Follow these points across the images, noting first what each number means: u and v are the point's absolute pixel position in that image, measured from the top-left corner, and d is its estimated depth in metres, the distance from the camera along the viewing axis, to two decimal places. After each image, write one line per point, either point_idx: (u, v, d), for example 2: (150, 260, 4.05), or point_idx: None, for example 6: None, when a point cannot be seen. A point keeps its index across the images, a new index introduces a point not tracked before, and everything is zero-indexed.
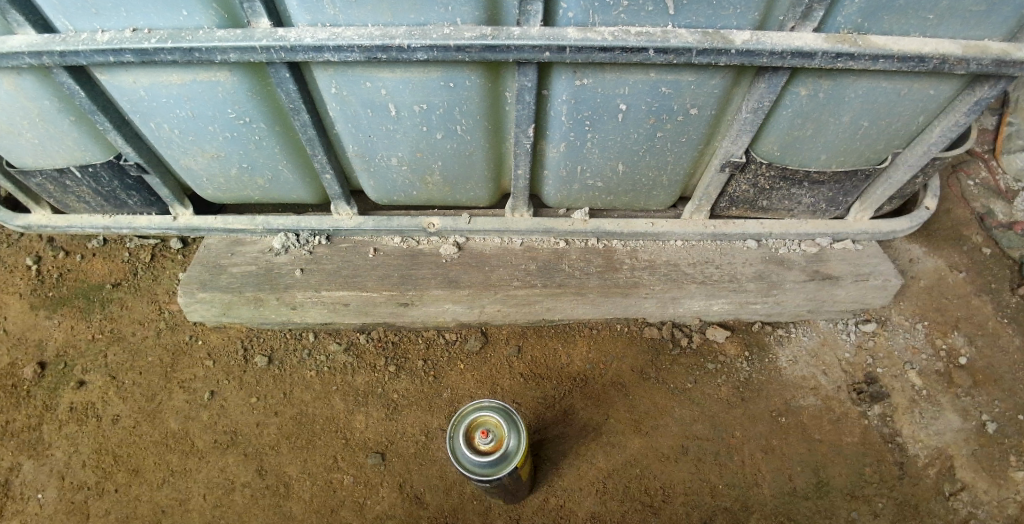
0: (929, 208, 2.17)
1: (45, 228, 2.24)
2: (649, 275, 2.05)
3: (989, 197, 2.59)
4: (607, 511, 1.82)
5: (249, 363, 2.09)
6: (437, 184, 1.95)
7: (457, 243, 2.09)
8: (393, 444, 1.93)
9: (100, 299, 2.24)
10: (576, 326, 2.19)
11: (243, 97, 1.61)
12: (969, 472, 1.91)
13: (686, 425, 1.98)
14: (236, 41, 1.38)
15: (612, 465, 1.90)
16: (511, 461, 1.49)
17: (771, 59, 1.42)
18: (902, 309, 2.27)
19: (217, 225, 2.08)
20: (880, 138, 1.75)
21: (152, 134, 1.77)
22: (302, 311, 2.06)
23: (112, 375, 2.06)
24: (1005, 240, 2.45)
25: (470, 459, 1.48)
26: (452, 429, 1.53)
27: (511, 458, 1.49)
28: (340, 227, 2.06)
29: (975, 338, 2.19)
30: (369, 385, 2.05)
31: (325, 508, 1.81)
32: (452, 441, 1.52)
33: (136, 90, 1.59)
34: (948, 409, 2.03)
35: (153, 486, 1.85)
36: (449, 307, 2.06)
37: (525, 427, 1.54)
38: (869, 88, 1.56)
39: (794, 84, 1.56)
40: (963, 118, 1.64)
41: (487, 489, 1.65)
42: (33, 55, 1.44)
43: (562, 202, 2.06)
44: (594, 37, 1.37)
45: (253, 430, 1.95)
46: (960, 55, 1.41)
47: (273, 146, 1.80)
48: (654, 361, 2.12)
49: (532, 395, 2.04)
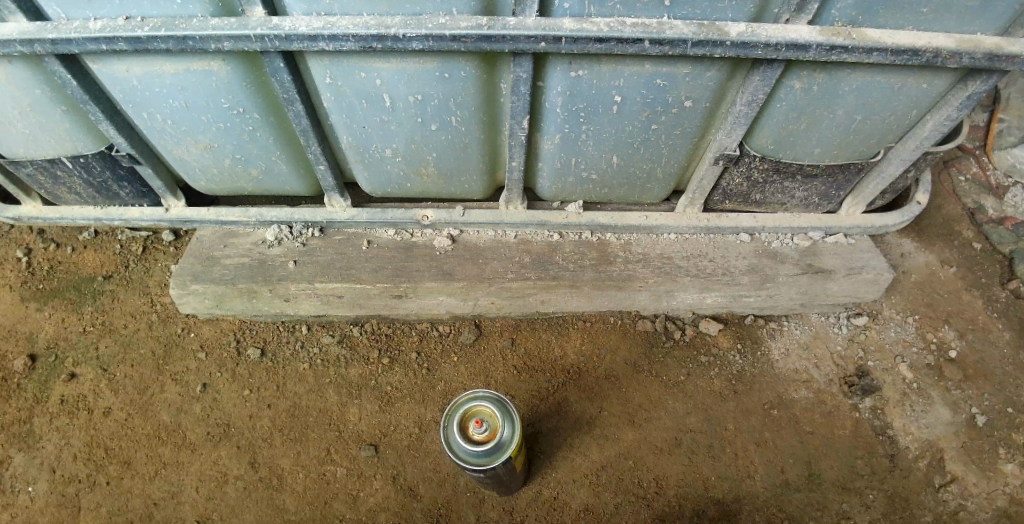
0: (921, 203, 2.20)
1: (36, 220, 2.23)
2: (642, 269, 2.06)
3: (980, 193, 2.61)
4: (601, 503, 1.82)
5: (242, 355, 2.08)
6: (431, 177, 1.95)
7: (451, 235, 2.09)
8: (387, 436, 1.93)
9: (91, 291, 2.22)
10: (570, 319, 2.19)
11: (237, 87, 1.60)
12: (960, 464, 1.93)
13: (680, 418, 1.99)
14: (230, 30, 1.37)
15: (606, 458, 1.90)
16: (505, 451, 1.50)
17: (766, 51, 1.42)
18: (894, 303, 2.28)
19: (209, 217, 2.07)
20: (873, 133, 1.76)
21: (144, 125, 1.76)
22: (295, 303, 2.06)
23: (104, 368, 2.05)
24: (996, 236, 2.47)
25: (464, 449, 1.48)
26: (447, 420, 1.53)
27: (505, 448, 1.50)
28: (333, 219, 2.05)
29: (965, 333, 2.21)
30: (363, 377, 2.05)
31: (318, 500, 1.81)
32: (447, 432, 1.52)
33: (130, 79, 1.58)
34: (938, 403, 2.05)
35: (145, 479, 1.84)
36: (443, 300, 2.06)
37: (520, 416, 1.55)
38: (862, 81, 1.57)
39: (789, 77, 1.57)
40: (955, 112, 1.66)
41: (481, 481, 1.65)
42: (25, 43, 1.42)
43: (556, 195, 2.06)
44: (589, 28, 1.37)
45: (246, 423, 1.94)
46: (953, 49, 1.42)
47: (267, 137, 1.79)
48: (647, 353, 2.13)
49: (526, 387, 2.04)
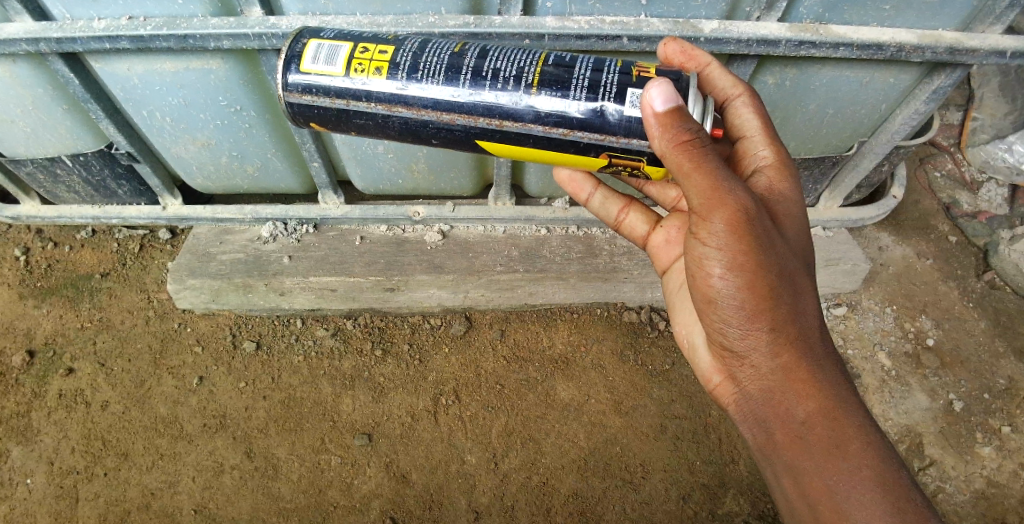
0: (896, 197, 2.30)
1: (36, 219, 2.28)
2: (627, 261, 2.12)
3: (955, 188, 2.70)
4: (589, 488, 1.87)
5: (238, 348, 2.13)
6: (422, 172, 2.01)
7: (441, 231, 2.14)
8: (380, 425, 1.97)
9: (89, 289, 2.26)
10: (558, 311, 2.25)
11: (234, 85, 1.66)
12: (938, 449, 2.00)
13: (665, 405, 2.04)
14: (229, 29, 1.43)
15: (592, 444, 1.95)
16: (531, 154, 1.20)
17: (738, 47, 1.50)
18: (872, 294, 2.34)
19: (206, 215, 2.12)
20: (845, 127, 1.88)
21: (144, 123, 1.82)
22: (290, 297, 2.11)
23: (102, 362, 2.09)
24: (971, 229, 2.55)
25: (546, 102, 1.09)
26: (528, 92, 1.10)
27: (531, 153, 1.19)
28: (327, 216, 2.10)
29: (942, 322, 2.28)
30: (356, 368, 2.09)
31: (313, 487, 1.85)
32: (536, 96, 1.09)
33: (130, 77, 1.64)
34: (916, 390, 2.12)
35: (142, 469, 1.88)
36: (435, 293, 2.12)
37: (501, 156, 1.24)
38: (832, 76, 1.67)
39: (762, 72, 1.67)
40: (922, 106, 1.73)
41: (468, 128, 1.16)
42: (30, 42, 1.47)
43: (543, 191, 2.14)
44: (571, 25, 1.44)
45: (242, 414, 1.98)
46: (916, 43, 1.49)
47: (262, 134, 1.85)
48: (633, 344, 2.18)
49: (516, 376, 2.09)
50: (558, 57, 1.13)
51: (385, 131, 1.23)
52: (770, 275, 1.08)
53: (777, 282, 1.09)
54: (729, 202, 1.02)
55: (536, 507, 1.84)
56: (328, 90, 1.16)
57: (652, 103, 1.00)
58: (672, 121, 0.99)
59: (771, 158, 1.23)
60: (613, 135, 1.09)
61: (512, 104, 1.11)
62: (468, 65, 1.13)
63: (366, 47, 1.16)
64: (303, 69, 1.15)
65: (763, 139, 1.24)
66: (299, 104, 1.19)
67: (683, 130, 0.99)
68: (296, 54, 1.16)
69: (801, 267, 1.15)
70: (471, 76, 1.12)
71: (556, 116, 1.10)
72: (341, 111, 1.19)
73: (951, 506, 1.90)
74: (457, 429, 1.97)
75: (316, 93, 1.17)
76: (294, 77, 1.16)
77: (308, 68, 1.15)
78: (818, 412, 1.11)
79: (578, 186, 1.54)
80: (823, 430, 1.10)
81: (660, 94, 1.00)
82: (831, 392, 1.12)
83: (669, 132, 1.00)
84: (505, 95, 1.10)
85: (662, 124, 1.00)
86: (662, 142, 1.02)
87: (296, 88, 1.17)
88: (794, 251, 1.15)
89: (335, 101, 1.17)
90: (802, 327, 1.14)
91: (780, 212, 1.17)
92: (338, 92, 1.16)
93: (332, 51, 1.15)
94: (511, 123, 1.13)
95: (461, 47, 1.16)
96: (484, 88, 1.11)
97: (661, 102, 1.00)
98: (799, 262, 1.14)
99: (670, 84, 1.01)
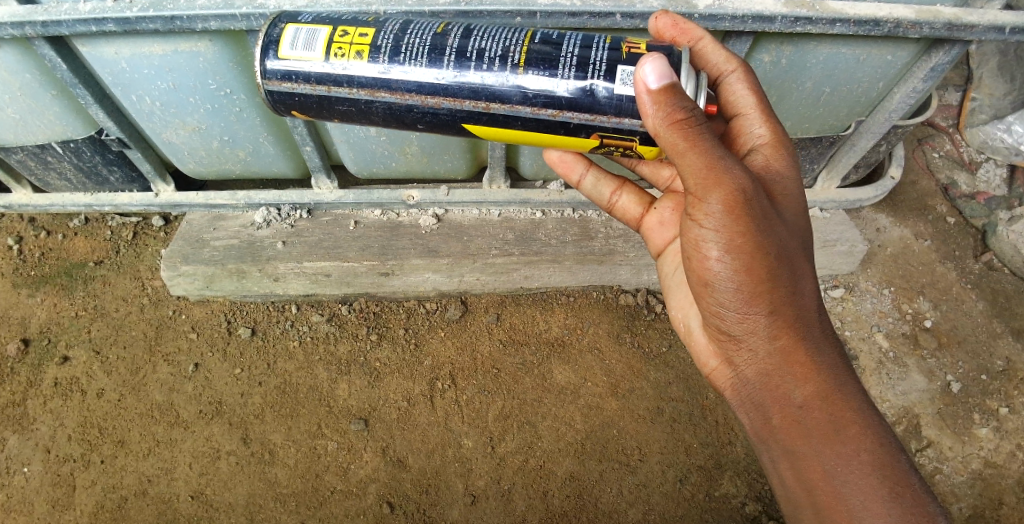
0: (894, 177, 2.28)
1: (27, 207, 2.27)
2: (623, 244, 2.10)
3: (954, 169, 2.68)
4: (585, 471, 1.87)
5: (233, 334, 2.12)
6: (414, 155, 1.99)
7: (436, 214, 2.13)
8: (376, 411, 1.97)
9: (83, 277, 2.25)
10: (553, 294, 2.24)
11: (223, 68, 1.64)
12: (935, 429, 2.00)
13: (662, 387, 2.04)
14: (216, 9, 1.41)
15: (590, 427, 1.95)
16: (517, 134, 1.18)
17: (733, 23, 1.48)
18: (868, 276, 2.33)
19: (197, 201, 2.11)
20: (841, 105, 1.86)
21: (133, 107, 1.80)
22: (284, 282, 2.10)
23: (96, 350, 2.08)
24: (968, 209, 2.55)
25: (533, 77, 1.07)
26: (516, 67, 1.08)
27: (517, 133, 1.18)
28: (320, 201, 2.08)
29: (939, 303, 2.27)
30: (351, 353, 2.09)
31: (310, 472, 1.85)
32: (524, 71, 1.07)
33: (118, 61, 1.62)
34: (913, 370, 2.11)
35: (139, 457, 1.88)
36: (429, 276, 2.11)
37: (487, 137, 1.22)
38: (829, 54, 1.65)
39: (758, 50, 1.65)
40: (921, 84, 1.72)
41: (456, 109, 1.14)
42: (15, 25, 1.44)
43: (537, 173, 2.13)
44: (563, 2, 1.41)
45: (237, 399, 1.98)
46: (913, 19, 1.46)
47: (253, 118, 1.83)
48: (630, 327, 2.18)
49: (511, 360, 2.08)
50: (544, 35, 1.11)
51: (369, 117, 1.22)
52: (768, 257, 1.07)
53: (776, 264, 1.08)
54: (725, 181, 1.00)
55: (533, 490, 1.84)
56: (309, 76, 1.14)
57: (646, 80, 0.99)
58: (666, 100, 0.97)
59: (768, 136, 1.21)
60: (604, 115, 1.08)
61: (499, 85, 1.09)
62: (452, 46, 1.11)
63: (345, 31, 1.13)
64: (282, 55, 1.13)
65: (760, 116, 1.22)
66: (279, 92, 1.17)
67: (677, 108, 0.97)
68: (274, 40, 1.14)
69: (800, 245, 1.14)
70: (455, 57, 1.10)
71: (544, 96, 1.08)
72: (324, 96, 1.17)
73: (948, 486, 1.90)
74: (452, 414, 1.96)
75: (297, 79, 1.15)
76: (271, 64, 1.14)
77: (287, 55, 1.13)
78: (815, 396, 1.10)
79: (570, 167, 1.52)
80: (821, 416, 1.08)
81: (653, 70, 0.98)
82: (828, 375, 1.11)
83: (663, 109, 0.98)
84: (492, 76, 1.09)
85: (656, 102, 0.98)
86: (656, 119, 1.00)
87: (276, 76, 1.15)
88: (793, 232, 1.14)
89: (316, 87, 1.15)
90: (801, 310, 1.13)
91: (779, 192, 1.16)
92: (319, 78, 1.14)
93: (310, 36, 1.13)
94: (498, 105, 1.11)
95: (443, 27, 1.14)
96: (469, 69, 1.09)
97: (655, 78, 0.98)
98: (798, 243, 1.13)
99: (663, 60, 0.99)
